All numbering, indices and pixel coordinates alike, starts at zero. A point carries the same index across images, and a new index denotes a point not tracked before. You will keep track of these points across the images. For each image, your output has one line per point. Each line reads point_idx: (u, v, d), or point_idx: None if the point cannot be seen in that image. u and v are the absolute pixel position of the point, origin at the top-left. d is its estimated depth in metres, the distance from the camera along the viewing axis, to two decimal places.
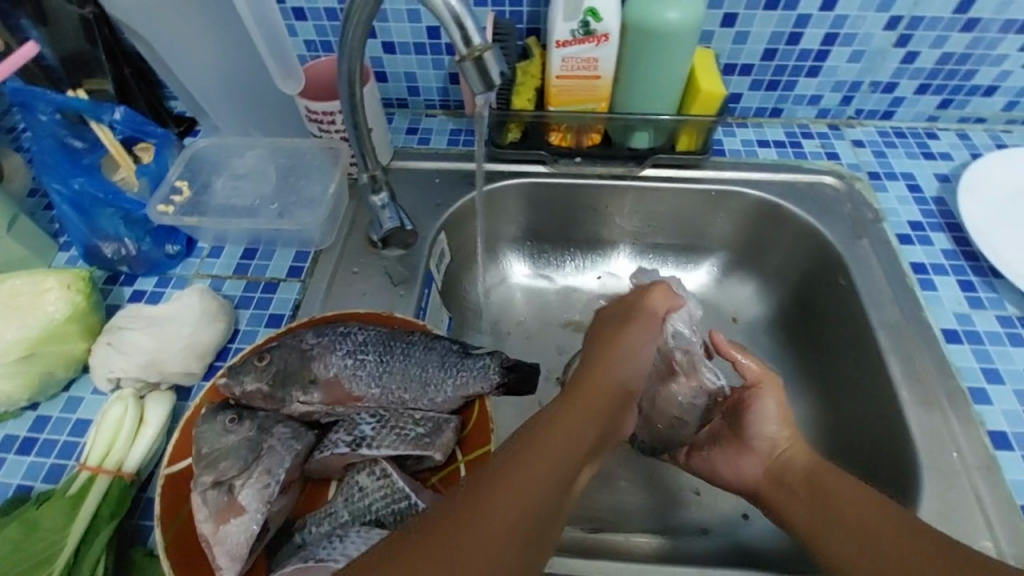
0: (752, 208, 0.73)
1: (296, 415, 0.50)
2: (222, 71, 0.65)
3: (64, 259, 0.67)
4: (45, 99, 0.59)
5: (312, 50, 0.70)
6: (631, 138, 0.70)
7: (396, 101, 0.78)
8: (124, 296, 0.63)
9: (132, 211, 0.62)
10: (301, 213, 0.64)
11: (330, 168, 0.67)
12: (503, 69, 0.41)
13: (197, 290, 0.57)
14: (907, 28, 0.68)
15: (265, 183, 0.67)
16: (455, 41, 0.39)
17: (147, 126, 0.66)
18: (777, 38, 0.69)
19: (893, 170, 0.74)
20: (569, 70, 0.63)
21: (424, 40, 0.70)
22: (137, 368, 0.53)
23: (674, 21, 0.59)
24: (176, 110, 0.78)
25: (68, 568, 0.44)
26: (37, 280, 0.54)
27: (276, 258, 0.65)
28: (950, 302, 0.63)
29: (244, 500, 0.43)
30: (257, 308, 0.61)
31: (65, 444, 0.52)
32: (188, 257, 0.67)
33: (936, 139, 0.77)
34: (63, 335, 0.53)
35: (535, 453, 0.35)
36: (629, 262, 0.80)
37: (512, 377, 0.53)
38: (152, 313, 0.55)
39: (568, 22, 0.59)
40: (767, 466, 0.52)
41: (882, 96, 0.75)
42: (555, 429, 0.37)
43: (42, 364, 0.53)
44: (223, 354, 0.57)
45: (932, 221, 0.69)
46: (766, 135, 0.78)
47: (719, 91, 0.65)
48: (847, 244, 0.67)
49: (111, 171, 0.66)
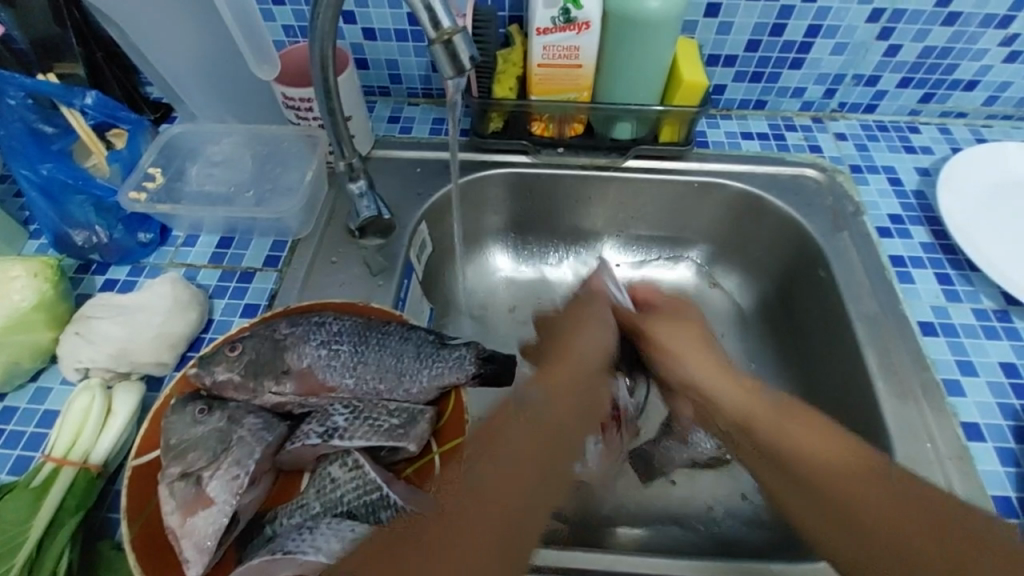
0: (735, 200, 0.73)
1: (269, 406, 0.49)
2: (196, 55, 0.64)
3: (34, 247, 0.66)
4: (14, 83, 0.58)
5: (290, 35, 0.69)
6: (613, 129, 0.70)
7: (378, 90, 0.77)
8: (96, 285, 0.62)
9: (104, 198, 0.61)
10: (278, 202, 0.63)
11: (308, 156, 0.66)
12: (475, 53, 0.40)
13: (169, 279, 0.56)
14: (889, 21, 0.68)
15: (241, 171, 0.66)
16: (425, 24, 0.38)
17: (120, 112, 0.64)
18: (761, 29, 0.69)
19: (875, 164, 0.74)
20: (550, 58, 0.62)
21: (405, 26, 0.69)
22: (107, 358, 0.52)
23: (655, 10, 0.58)
24: (153, 96, 0.76)
25: (30, 561, 0.43)
26: (2, 267, 0.53)
27: (252, 248, 0.64)
28: (927, 295, 0.63)
29: (213, 492, 0.43)
30: (233, 298, 0.60)
31: (32, 435, 0.51)
32: (162, 246, 0.65)
33: (917, 133, 0.77)
34: (30, 324, 0.52)
35: (488, 464, 0.38)
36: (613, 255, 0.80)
37: (490, 368, 0.53)
38: (123, 302, 0.54)
39: (548, 9, 0.58)
40: (730, 403, 0.50)
41: (864, 89, 0.76)
42: (497, 448, 0.39)
43: (8, 353, 0.51)
44: (197, 344, 0.56)
45: (912, 214, 0.70)
46: (750, 127, 0.77)
47: (702, 82, 0.64)
48: (827, 236, 0.67)
49: (83, 157, 0.65)
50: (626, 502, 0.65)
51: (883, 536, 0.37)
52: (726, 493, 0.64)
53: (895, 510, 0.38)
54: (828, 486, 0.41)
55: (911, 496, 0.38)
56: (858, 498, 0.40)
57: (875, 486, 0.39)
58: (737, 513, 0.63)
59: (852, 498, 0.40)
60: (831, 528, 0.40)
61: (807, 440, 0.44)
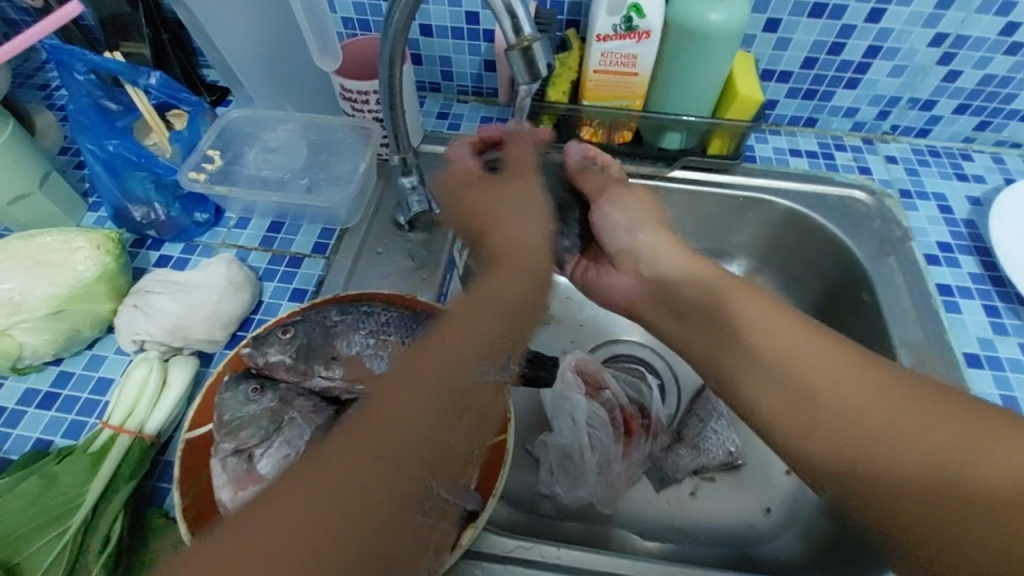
0: (779, 217, 0.73)
1: (318, 390, 0.49)
2: (260, 42, 0.65)
3: (92, 219, 0.68)
4: (82, 59, 0.59)
5: (349, 27, 0.70)
6: (663, 138, 0.70)
7: (429, 86, 0.78)
8: (150, 260, 0.64)
9: (163, 176, 0.63)
10: (330, 190, 0.64)
11: (361, 147, 0.67)
12: (549, 60, 0.41)
13: (225, 260, 0.57)
14: (951, 46, 0.67)
15: (296, 158, 0.67)
16: (505, 30, 0.39)
17: (182, 94, 0.65)
18: (819, 47, 0.68)
19: (925, 189, 0.73)
20: (607, 65, 0.63)
21: (462, 24, 0.69)
22: (163, 332, 0.54)
23: (718, 23, 0.58)
24: (210, 78, 0.78)
25: (85, 523, 0.44)
26: (67, 238, 0.55)
27: (301, 234, 0.66)
28: (974, 326, 0.62)
29: (263, 469, 0.44)
30: (282, 282, 0.62)
31: (86, 402, 0.53)
32: (215, 226, 0.67)
33: (970, 161, 0.76)
34: (91, 295, 0.54)
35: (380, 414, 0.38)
36: None
37: (533, 369, 0.53)
38: (180, 279, 0.56)
39: (611, 16, 0.58)
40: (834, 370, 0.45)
41: (919, 113, 0.75)
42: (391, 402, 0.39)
43: (70, 321, 0.53)
44: (246, 324, 0.57)
45: (961, 243, 0.69)
46: (799, 144, 0.77)
47: (757, 97, 0.64)
48: (873, 260, 0.67)
49: (143, 135, 0.67)
50: (652, 513, 0.64)
51: (948, 485, 0.38)
52: (753, 510, 0.64)
53: (884, 419, 0.42)
54: (831, 401, 0.44)
55: (935, 437, 0.40)
56: (855, 420, 0.43)
57: (908, 407, 0.42)
58: (765, 532, 0.64)
59: (862, 427, 0.43)
60: (870, 476, 0.41)
61: (837, 374, 0.45)
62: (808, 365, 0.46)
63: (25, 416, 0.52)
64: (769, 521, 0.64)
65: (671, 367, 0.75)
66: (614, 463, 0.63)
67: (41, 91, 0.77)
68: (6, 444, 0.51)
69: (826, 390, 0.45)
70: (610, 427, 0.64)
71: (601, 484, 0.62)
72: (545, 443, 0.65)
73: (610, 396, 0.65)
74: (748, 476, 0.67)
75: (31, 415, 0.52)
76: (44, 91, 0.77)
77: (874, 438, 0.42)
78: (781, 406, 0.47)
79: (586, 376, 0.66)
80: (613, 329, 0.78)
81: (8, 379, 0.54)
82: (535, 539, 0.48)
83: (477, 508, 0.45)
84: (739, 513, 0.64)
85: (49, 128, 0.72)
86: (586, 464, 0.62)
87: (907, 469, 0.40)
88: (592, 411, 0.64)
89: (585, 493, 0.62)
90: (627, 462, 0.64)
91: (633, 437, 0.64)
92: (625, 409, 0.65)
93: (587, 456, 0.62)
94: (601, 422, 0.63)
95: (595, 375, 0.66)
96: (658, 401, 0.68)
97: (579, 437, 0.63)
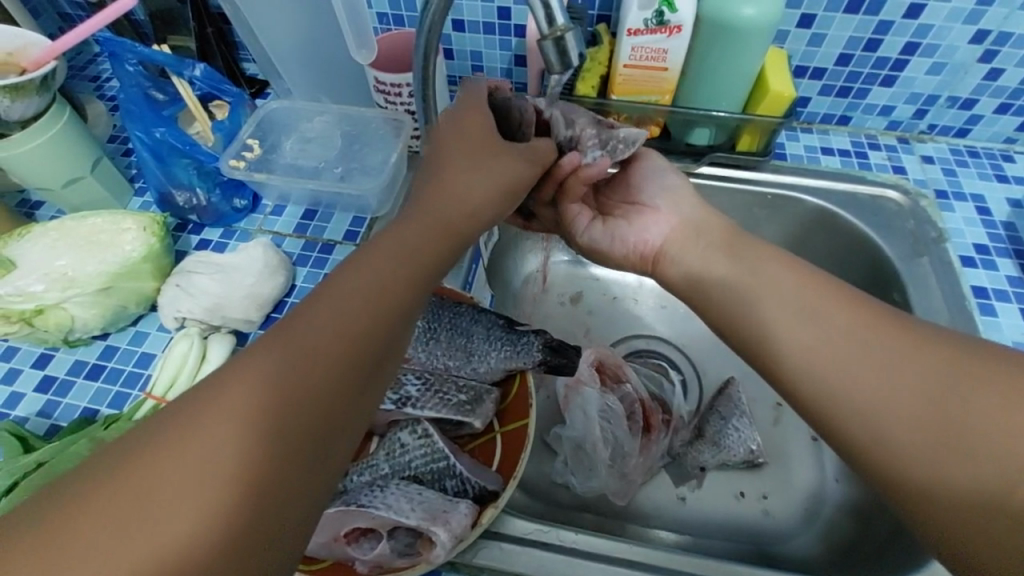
0: (808, 215, 0.72)
1: None
2: (300, 35, 0.68)
3: (138, 204, 0.71)
4: (134, 51, 0.62)
5: (384, 23, 0.71)
6: (691, 134, 0.70)
7: (459, 80, 0.80)
8: (191, 244, 0.67)
9: (206, 163, 0.65)
10: (360, 179, 0.66)
11: (392, 138, 0.69)
12: (581, 51, 0.41)
13: (261, 244, 0.59)
14: (994, 44, 0.65)
15: (331, 149, 0.69)
16: (538, 20, 0.40)
17: (224, 85, 0.69)
18: (855, 43, 0.67)
19: (962, 190, 0.72)
20: (638, 60, 0.63)
21: (494, 20, 0.70)
22: (202, 310, 0.56)
23: (750, 18, 0.57)
24: (250, 72, 0.80)
25: None
26: (115, 220, 0.58)
27: (333, 222, 0.68)
28: (1010, 329, 0.61)
29: None
30: (314, 267, 0.64)
31: (131, 374, 0.56)
32: (252, 213, 0.70)
33: (1012, 162, 0.74)
34: (138, 273, 0.57)
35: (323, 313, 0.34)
36: (618, 292, 0.80)
37: (555, 357, 0.54)
38: (220, 261, 0.58)
39: (642, 10, 0.58)
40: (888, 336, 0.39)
41: (959, 112, 0.73)
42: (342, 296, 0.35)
43: (119, 297, 0.56)
44: (280, 307, 0.60)
45: (999, 246, 0.67)
46: (831, 143, 0.76)
47: (789, 92, 0.64)
48: (905, 260, 0.66)
49: (187, 124, 0.70)
50: (670, 508, 0.64)
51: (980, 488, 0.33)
52: (774, 509, 0.64)
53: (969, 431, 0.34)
54: (882, 367, 0.38)
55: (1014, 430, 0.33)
56: (909, 396, 0.36)
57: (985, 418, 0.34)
58: (787, 533, 0.63)
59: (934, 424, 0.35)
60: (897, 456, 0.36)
61: (884, 336, 0.39)
62: (873, 347, 0.39)
63: (73, 386, 0.56)
64: (788, 520, 0.63)
65: (692, 363, 0.75)
66: (630, 458, 0.63)
67: (93, 82, 0.81)
68: (57, 412, 0.54)
69: (875, 360, 0.38)
70: (627, 420, 0.64)
71: (614, 477, 0.63)
72: (560, 435, 0.65)
73: (631, 389, 0.65)
74: (767, 473, 0.66)
75: (79, 385, 0.56)
76: (95, 82, 0.81)
77: (926, 419, 0.35)
78: (836, 355, 0.40)
79: (605, 370, 0.66)
80: (634, 325, 0.78)
81: (60, 350, 0.58)
82: (553, 523, 0.49)
83: (497, 488, 0.46)
84: (754, 506, 0.64)
85: (99, 117, 0.76)
86: (598, 456, 0.63)
87: (952, 477, 0.34)
88: (607, 404, 0.64)
89: (597, 485, 0.63)
90: (644, 455, 0.64)
91: (652, 432, 0.65)
92: (644, 403, 0.66)
93: (599, 448, 0.62)
94: (619, 415, 0.63)
95: (614, 366, 0.66)
96: (679, 397, 0.69)
97: (593, 429, 0.63)
